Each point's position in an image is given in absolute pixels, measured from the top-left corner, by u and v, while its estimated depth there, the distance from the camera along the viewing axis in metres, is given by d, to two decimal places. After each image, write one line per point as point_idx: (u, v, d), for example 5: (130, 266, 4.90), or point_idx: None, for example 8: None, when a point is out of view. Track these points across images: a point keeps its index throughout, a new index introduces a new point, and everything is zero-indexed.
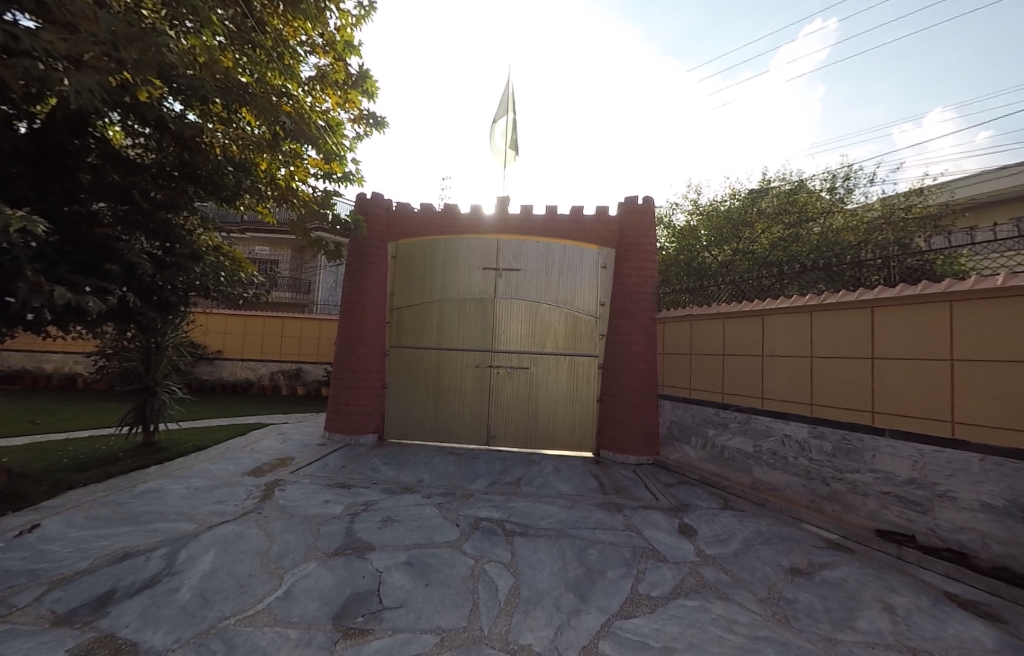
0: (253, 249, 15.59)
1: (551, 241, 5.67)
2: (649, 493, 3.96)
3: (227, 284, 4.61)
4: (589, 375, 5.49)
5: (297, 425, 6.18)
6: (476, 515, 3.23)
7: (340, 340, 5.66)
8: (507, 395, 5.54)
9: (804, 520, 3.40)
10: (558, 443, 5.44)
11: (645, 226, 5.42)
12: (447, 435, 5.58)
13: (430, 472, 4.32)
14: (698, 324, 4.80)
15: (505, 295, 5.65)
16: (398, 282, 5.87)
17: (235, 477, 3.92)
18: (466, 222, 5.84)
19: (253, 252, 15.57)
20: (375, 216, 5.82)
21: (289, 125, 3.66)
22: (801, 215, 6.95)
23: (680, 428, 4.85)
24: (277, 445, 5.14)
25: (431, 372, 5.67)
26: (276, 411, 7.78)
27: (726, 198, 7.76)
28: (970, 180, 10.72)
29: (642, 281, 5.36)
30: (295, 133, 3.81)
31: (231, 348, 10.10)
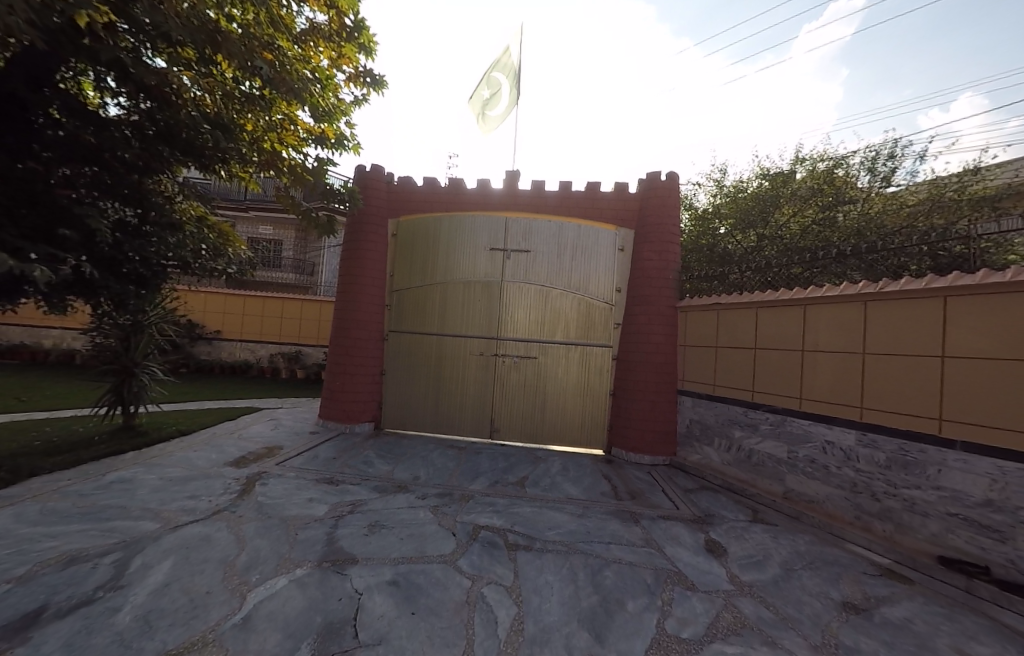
0: (257, 228, 15.30)
1: (564, 220, 5.20)
2: (669, 501, 3.56)
3: (214, 256, 4.26)
4: (602, 366, 5.07)
5: (291, 410, 5.87)
6: (475, 523, 2.86)
7: (335, 322, 5.29)
8: (513, 385, 5.15)
9: (849, 540, 2.98)
10: (566, 439, 5.06)
11: (669, 204, 4.89)
12: (447, 427, 5.23)
13: (427, 469, 3.98)
14: (726, 314, 4.33)
15: (513, 278, 5.21)
16: (398, 262, 5.46)
17: (215, 467, 3.60)
18: (472, 198, 5.37)
19: (256, 231, 15.27)
20: (375, 190, 5.36)
21: (266, 72, 3.18)
22: (837, 198, 6.32)
23: (702, 428, 4.42)
24: (267, 432, 4.80)
25: (432, 359, 5.29)
26: (273, 394, 7.49)
27: (753, 179, 7.12)
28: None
29: (664, 266, 4.87)
30: (275, 84, 3.29)
31: (230, 328, 9.83)
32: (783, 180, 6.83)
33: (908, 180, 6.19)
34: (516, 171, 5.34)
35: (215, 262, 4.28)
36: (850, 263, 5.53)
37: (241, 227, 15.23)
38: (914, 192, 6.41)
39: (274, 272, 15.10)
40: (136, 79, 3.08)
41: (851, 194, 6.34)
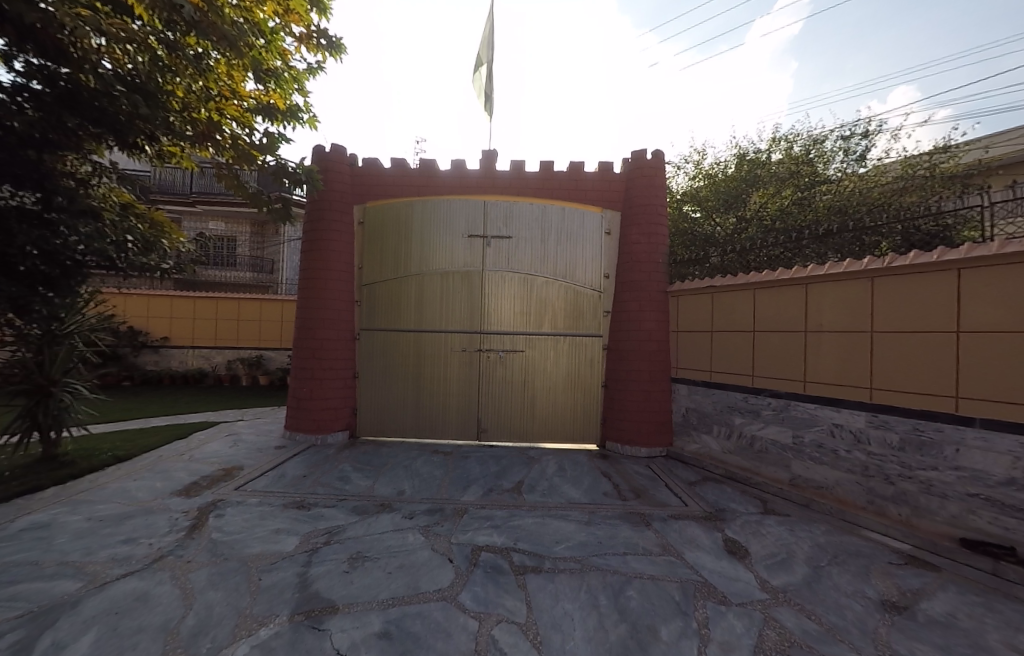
0: (206, 225, 14.12)
1: (546, 203, 4.87)
2: (675, 497, 3.35)
3: (145, 252, 3.65)
4: (593, 357, 4.82)
5: (252, 423, 5.29)
6: (474, 543, 2.53)
7: (300, 322, 4.76)
8: (500, 381, 4.82)
9: (864, 526, 2.86)
10: (558, 436, 4.80)
11: (655, 183, 4.66)
12: (431, 430, 4.84)
13: (413, 480, 3.60)
14: (721, 297, 4.15)
15: (494, 267, 4.84)
16: (367, 253, 4.97)
17: (159, 499, 3.07)
18: (446, 181, 4.93)
19: (206, 228, 14.09)
20: (337, 173, 4.83)
21: (189, 13, 2.63)
22: (812, 180, 6.29)
23: (699, 416, 4.26)
24: (225, 450, 4.25)
25: (410, 357, 4.87)
26: (233, 404, 6.81)
27: (731, 161, 6.98)
28: (1000, 135, 9.39)
29: (653, 249, 4.64)
30: (201, 27, 2.80)
31: (180, 334, 8.93)
32: (761, 161, 6.73)
33: (881, 159, 6.18)
34: (492, 151, 4.94)
35: (146, 257, 3.64)
36: (832, 243, 5.50)
37: (189, 223, 14.00)
38: (887, 170, 6.44)
39: (229, 272, 14.00)
40: (15, 21, 2.44)
41: (825, 176, 6.32)
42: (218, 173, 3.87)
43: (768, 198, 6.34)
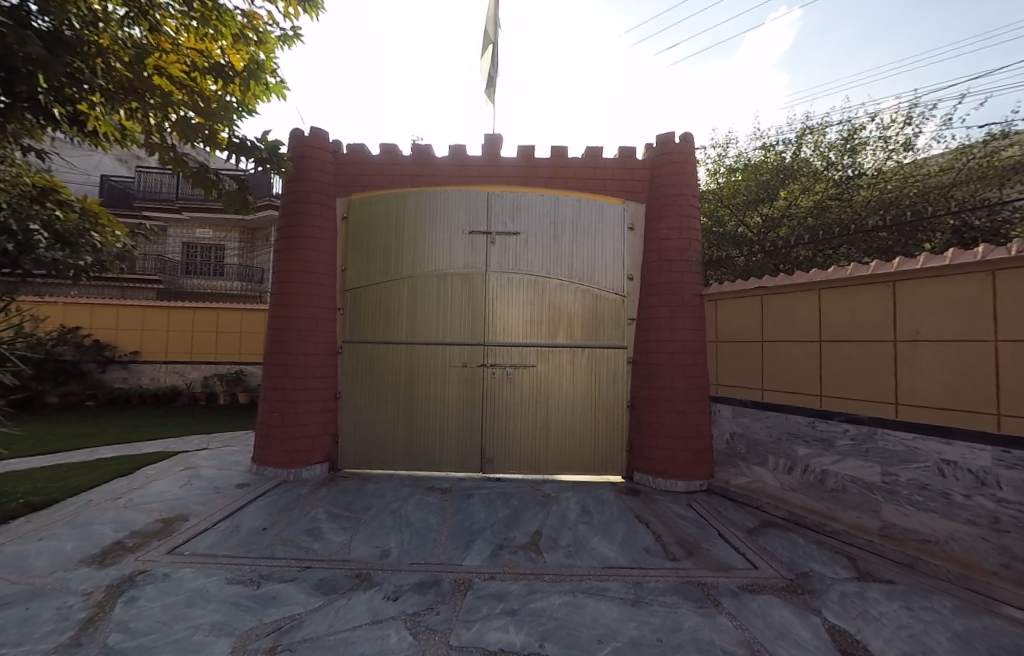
0: (194, 231, 13.50)
1: (560, 194, 4.21)
2: (738, 557, 2.60)
3: (59, 245, 3.06)
4: (616, 372, 4.12)
5: (214, 454, 4.50)
6: (482, 647, 1.77)
7: (272, 334, 4.04)
8: (507, 402, 4.10)
9: (1005, 601, 2.05)
10: (576, 467, 4.07)
11: (685, 169, 4.00)
12: (427, 462, 4.10)
13: (402, 535, 2.85)
14: (773, 299, 3.45)
15: (500, 269, 4.17)
16: (351, 254, 4.29)
17: (53, 574, 2.29)
18: (443, 169, 4.27)
19: (193, 234, 13.48)
20: (317, 161, 4.15)
21: None
22: (844, 176, 5.53)
23: (749, 445, 3.53)
24: (173, 492, 3.47)
25: (402, 373, 4.15)
26: (202, 427, 6.06)
27: (754, 158, 6.31)
28: None
29: (684, 245, 3.95)
30: None
31: (151, 347, 8.18)
32: (787, 156, 6.02)
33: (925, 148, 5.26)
34: (496, 136, 4.29)
35: (60, 252, 3.07)
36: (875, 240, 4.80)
37: (175, 231, 13.40)
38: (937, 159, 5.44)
39: (214, 281, 13.26)
40: None
41: (860, 169, 5.52)
42: (151, 146, 3.10)
43: (791, 199, 5.71)
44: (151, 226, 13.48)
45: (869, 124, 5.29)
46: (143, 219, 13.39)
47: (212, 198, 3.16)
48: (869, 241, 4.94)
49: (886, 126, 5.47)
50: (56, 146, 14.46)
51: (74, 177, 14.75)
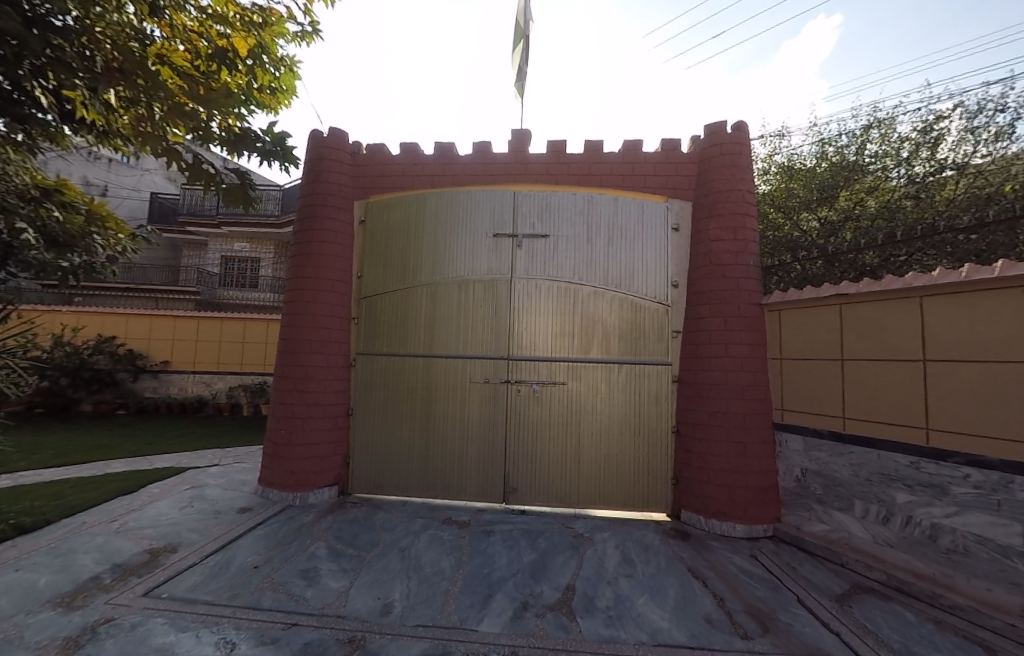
0: (232, 245, 13.90)
1: (594, 192, 3.79)
2: (830, 638, 2.02)
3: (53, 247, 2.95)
4: (659, 392, 3.60)
5: (222, 473, 4.25)
6: None
7: (283, 344, 3.77)
8: (533, 425, 3.66)
9: None
10: (613, 502, 3.54)
11: (739, 162, 3.49)
12: (443, 489, 3.69)
13: (409, 584, 2.42)
14: (854, 308, 2.85)
15: (525, 275, 3.76)
16: (368, 259, 4.00)
17: (10, 616, 1.95)
18: (465, 168, 3.94)
19: (231, 248, 13.88)
20: (333, 162, 3.91)
21: None
22: (921, 173, 4.73)
23: (829, 484, 2.92)
24: (171, 516, 3.19)
25: (418, 389, 3.79)
26: (220, 440, 5.91)
27: (810, 156, 5.61)
28: None
29: (740, 248, 3.42)
30: None
31: (181, 358, 8.26)
32: (851, 153, 5.27)
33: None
34: (524, 131, 3.92)
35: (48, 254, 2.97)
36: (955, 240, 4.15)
37: (215, 244, 13.86)
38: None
39: (248, 293, 13.53)
40: None
41: (941, 163, 4.68)
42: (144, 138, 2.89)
43: (856, 201, 4.96)
44: (193, 240, 14.02)
45: (949, 111, 4.55)
46: (186, 233, 13.93)
47: (211, 193, 2.94)
48: (952, 242, 4.11)
49: (974, 113, 4.64)
50: (112, 167, 15.36)
51: (128, 196, 15.63)
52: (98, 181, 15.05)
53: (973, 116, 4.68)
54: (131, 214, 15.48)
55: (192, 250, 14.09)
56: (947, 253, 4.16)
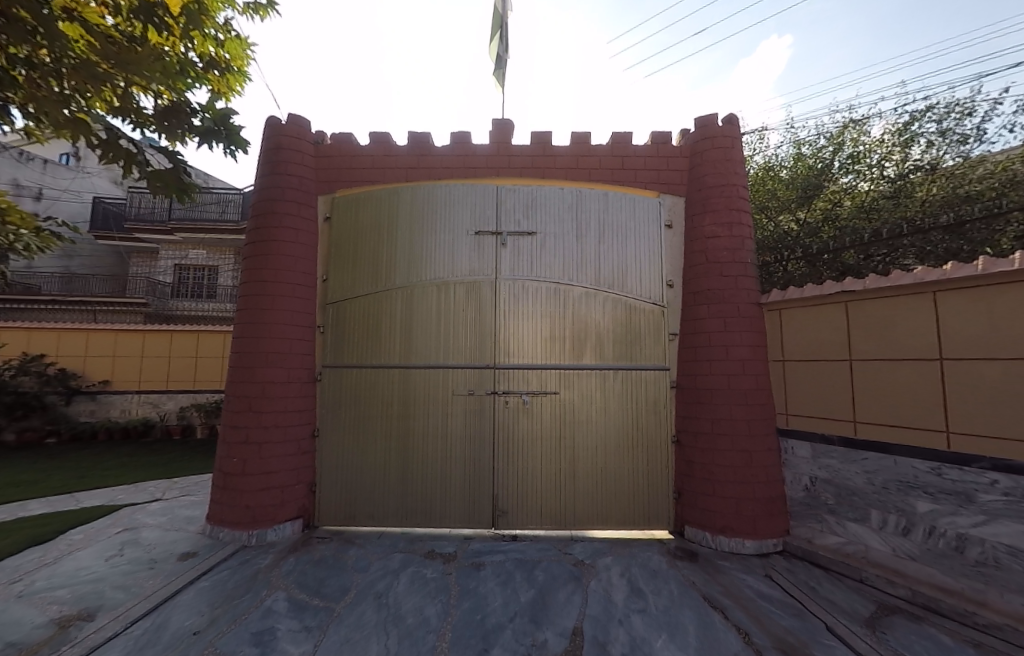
0: (187, 253, 12.87)
1: (582, 186, 3.54)
2: None
3: None
4: (657, 399, 3.36)
5: (165, 510, 3.68)
6: None
7: (235, 358, 3.29)
8: (523, 439, 3.34)
9: None
10: (612, 520, 3.27)
11: (732, 155, 3.33)
12: (424, 516, 3.30)
13: (387, 642, 2.03)
14: (860, 305, 2.70)
15: (512, 274, 3.46)
16: (334, 261, 3.59)
17: None
18: (442, 159, 3.60)
19: (186, 256, 12.85)
20: (292, 152, 3.48)
21: None
22: (894, 175, 4.52)
23: (841, 493, 2.75)
24: (93, 569, 2.66)
25: (394, 405, 3.40)
26: (167, 469, 5.24)
27: (785, 157, 5.38)
28: None
29: (737, 244, 3.24)
30: None
31: (124, 375, 7.43)
32: (826, 155, 5.04)
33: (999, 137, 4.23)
34: (507, 120, 3.64)
35: None
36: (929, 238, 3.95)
37: (167, 252, 12.84)
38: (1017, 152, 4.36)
39: (205, 304, 12.58)
40: None
41: (914, 166, 4.46)
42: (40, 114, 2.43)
43: (830, 205, 4.80)
44: (142, 248, 12.92)
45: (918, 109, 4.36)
46: (134, 239, 12.88)
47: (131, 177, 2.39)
48: (926, 243, 4.06)
49: (944, 115, 4.46)
50: (48, 170, 13.98)
51: (67, 199, 14.29)
52: (30, 185, 13.62)
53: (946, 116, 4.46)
54: (70, 217, 14.14)
55: (142, 259, 12.99)
56: (920, 256, 4.11)
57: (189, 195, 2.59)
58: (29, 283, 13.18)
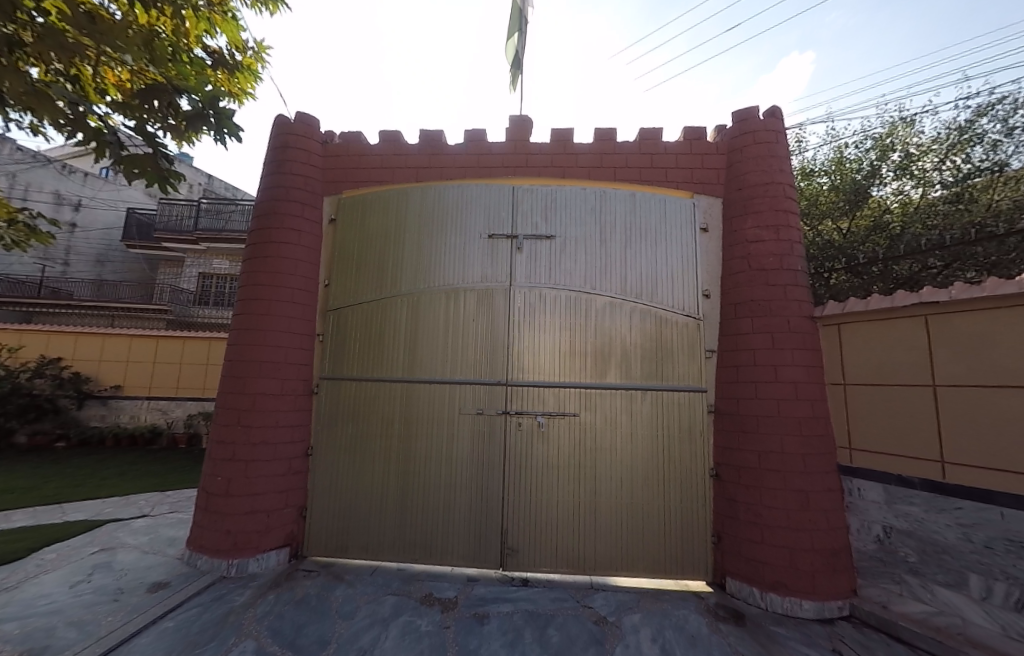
0: (211, 263, 13.09)
1: (607, 187, 3.23)
2: None
3: None
4: (692, 425, 2.93)
5: (148, 529, 3.40)
6: None
7: (227, 368, 3.05)
8: (537, 470, 2.94)
9: None
10: (639, 566, 2.81)
11: (777, 151, 2.96)
12: (423, 551, 2.92)
13: None
14: (945, 320, 2.24)
15: (527, 282, 3.14)
16: (337, 265, 3.35)
17: None
18: (455, 158, 3.36)
19: (210, 265, 13.06)
20: (299, 150, 3.30)
21: None
22: (952, 181, 3.96)
23: (926, 549, 2.24)
24: (53, 598, 2.35)
25: (395, 423, 3.08)
26: (165, 480, 5.03)
27: (823, 162, 4.84)
28: None
29: (786, 249, 2.83)
30: None
31: (136, 381, 7.39)
32: (869, 159, 4.52)
33: None
34: (525, 117, 3.38)
35: None
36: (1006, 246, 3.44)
37: (193, 262, 13.07)
38: None
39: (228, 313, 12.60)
40: None
41: (976, 168, 3.88)
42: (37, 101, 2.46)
43: (878, 215, 4.31)
44: (173, 257, 13.41)
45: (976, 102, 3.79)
46: (166, 251, 13.44)
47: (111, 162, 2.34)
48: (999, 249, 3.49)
49: (1009, 110, 3.87)
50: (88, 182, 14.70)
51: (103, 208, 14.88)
52: (71, 195, 14.35)
53: (1016, 112, 3.85)
54: (108, 226, 14.75)
55: (172, 266, 13.39)
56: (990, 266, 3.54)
57: (170, 184, 2.55)
58: (64, 289, 13.64)
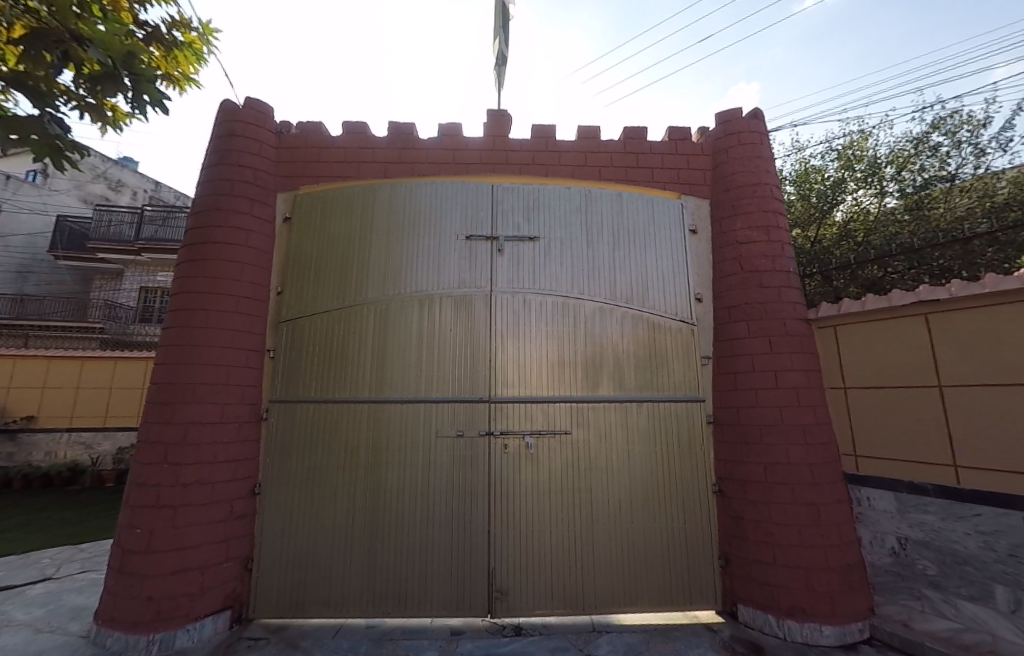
0: (155, 274, 12.05)
1: (592, 186, 3.07)
2: None
3: None
4: (691, 439, 2.73)
5: (50, 597, 2.74)
6: None
7: (152, 392, 2.52)
8: (527, 498, 2.62)
9: None
10: (643, 600, 2.53)
11: (761, 151, 2.91)
12: (397, 601, 2.49)
13: None
14: (946, 318, 2.19)
15: (510, 288, 2.86)
16: (292, 272, 2.93)
17: None
18: (428, 152, 3.07)
19: (155, 277, 12.01)
20: (247, 139, 2.88)
21: None
22: (910, 190, 4.19)
23: (946, 562, 2.11)
24: None
25: (362, 450, 2.66)
26: (84, 529, 4.25)
27: (790, 173, 5.02)
28: None
29: (778, 250, 2.74)
30: None
31: (54, 413, 6.40)
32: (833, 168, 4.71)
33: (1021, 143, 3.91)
34: (503, 112, 3.17)
35: None
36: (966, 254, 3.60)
37: (135, 274, 12.01)
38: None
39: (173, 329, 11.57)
40: None
41: (931, 179, 4.13)
42: None
43: (844, 222, 4.48)
44: (109, 270, 12.19)
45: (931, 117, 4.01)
46: (99, 260, 12.13)
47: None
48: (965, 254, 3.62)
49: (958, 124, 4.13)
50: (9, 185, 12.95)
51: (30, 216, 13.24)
52: None
53: (963, 126, 4.12)
54: (34, 232, 13.13)
55: (108, 281, 12.13)
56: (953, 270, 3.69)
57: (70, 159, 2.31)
58: None
